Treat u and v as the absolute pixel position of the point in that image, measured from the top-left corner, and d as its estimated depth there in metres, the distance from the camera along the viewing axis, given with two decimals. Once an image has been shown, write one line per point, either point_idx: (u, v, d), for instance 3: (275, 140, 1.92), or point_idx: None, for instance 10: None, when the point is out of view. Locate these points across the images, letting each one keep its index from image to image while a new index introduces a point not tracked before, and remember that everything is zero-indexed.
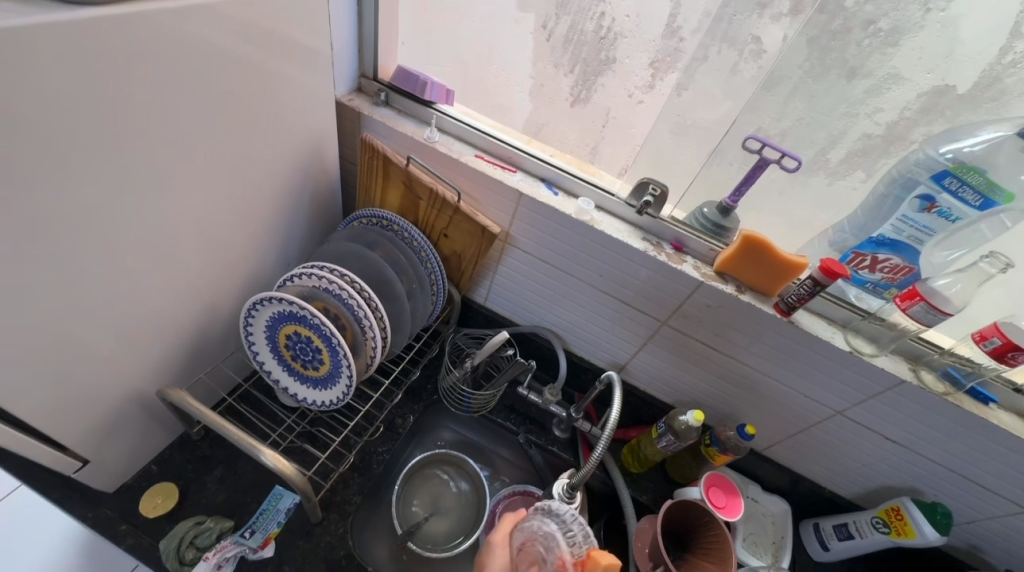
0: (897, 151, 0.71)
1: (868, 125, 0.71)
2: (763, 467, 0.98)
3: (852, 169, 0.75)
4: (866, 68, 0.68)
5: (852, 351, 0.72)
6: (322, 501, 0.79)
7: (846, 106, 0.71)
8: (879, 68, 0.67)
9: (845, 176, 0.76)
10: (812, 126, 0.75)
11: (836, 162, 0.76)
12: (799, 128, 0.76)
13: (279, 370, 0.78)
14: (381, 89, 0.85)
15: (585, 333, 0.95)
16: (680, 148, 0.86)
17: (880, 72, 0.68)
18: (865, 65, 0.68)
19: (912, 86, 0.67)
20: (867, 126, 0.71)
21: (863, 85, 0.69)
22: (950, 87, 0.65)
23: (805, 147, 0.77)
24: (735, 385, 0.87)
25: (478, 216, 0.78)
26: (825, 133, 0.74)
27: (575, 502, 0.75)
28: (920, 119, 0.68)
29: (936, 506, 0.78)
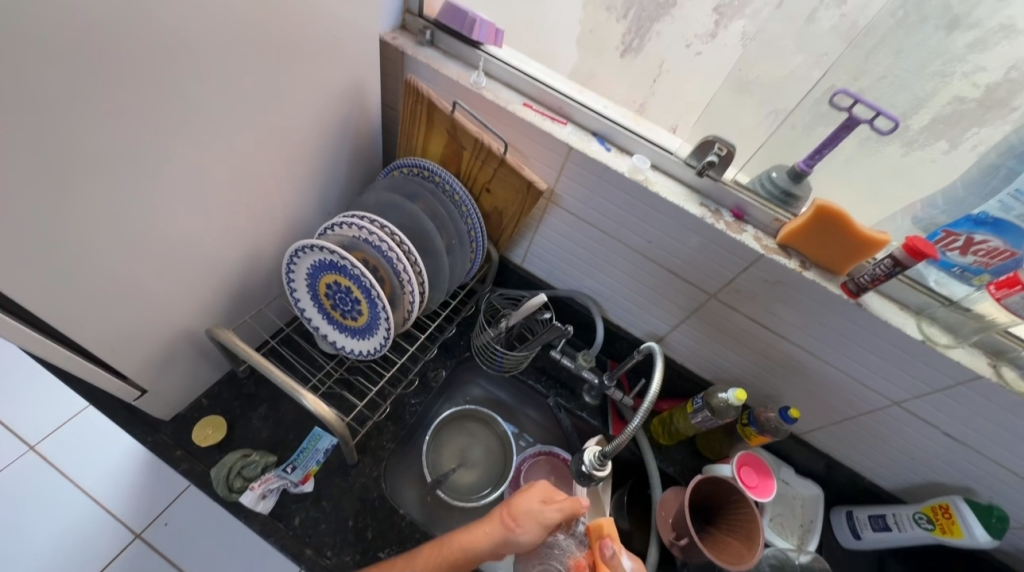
0: (992, 120, 0.64)
1: (964, 86, 0.65)
2: (798, 451, 0.95)
3: (934, 139, 0.68)
4: (971, 18, 0.63)
5: (925, 340, 0.65)
6: (358, 444, 0.82)
7: (942, 62, 0.65)
8: (989, 18, 0.62)
9: (925, 146, 0.69)
10: (895, 86, 0.68)
11: (916, 130, 0.69)
12: (881, 87, 0.68)
13: (319, 317, 0.79)
14: (427, 27, 0.78)
15: (624, 300, 0.92)
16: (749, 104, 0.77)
17: (990, 22, 0.62)
18: (972, 13, 0.62)
19: None
20: (960, 88, 0.65)
21: (967, 38, 0.63)
22: None
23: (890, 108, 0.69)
24: (782, 366, 0.83)
25: (524, 170, 0.73)
26: (909, 95, 0.67)
27: (605, 470, 0.73)
28: None
29: (992, 509, 0.74)
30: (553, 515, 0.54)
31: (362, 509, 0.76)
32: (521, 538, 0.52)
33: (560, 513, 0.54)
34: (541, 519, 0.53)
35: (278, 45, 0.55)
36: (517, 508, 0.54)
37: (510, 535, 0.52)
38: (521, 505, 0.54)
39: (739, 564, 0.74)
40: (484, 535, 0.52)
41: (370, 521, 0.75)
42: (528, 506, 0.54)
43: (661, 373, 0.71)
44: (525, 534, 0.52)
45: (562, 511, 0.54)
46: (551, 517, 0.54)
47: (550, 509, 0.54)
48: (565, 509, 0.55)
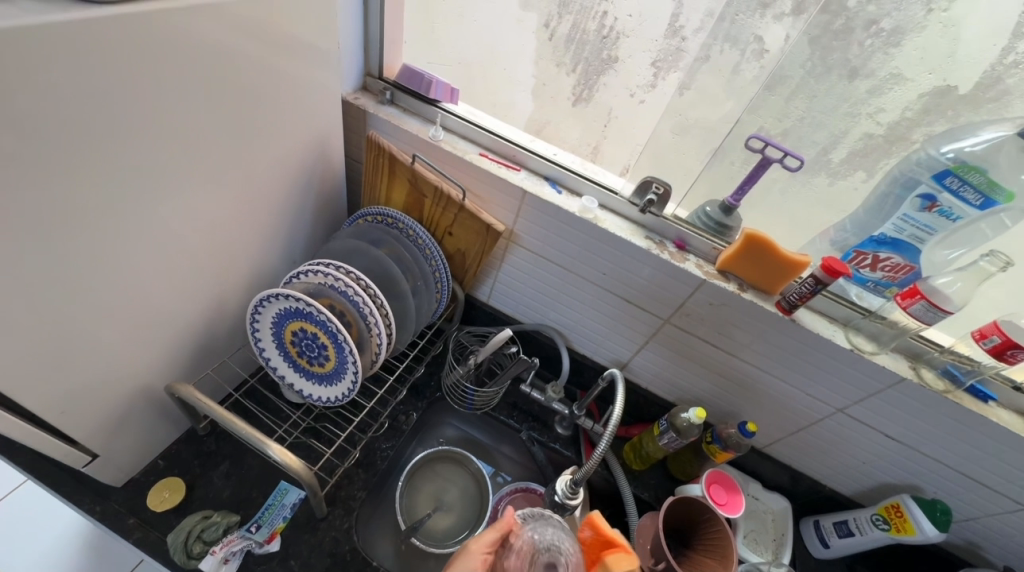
0: (898, 151, 0.71)
1: (870, 125, 0.72)
2: (763, 465, 0.99)
3: (852, 169, 0.76)
4: (868, 69, 0.69)
5: (853, 349, 0.72)
6: (327, 496, 0.79)
7: (848, 105, 0.72)
8: (881, 69, 0.68)
9: (847, 177, 0.77)
10: (812, 126, 0.75)
11: (837, 162, 0.76)
12: (800, 128, 0.76)
13: (285, 366, 0.79)
14: (387, 88, 0.85)
15: (587, 330, 0.96)
16: (684, 148, 0.86)
17: (882, 72, 0.68)
18: (867, 65, 0.68)
19: (913, 88, 0.67)
20: (868, 127, 0.72)
21: (866, 85, 0.70)
22: (952, 88, 0.65)
23: (806, 147, 0.77)
24: (736, 384, 0.88)
25: (482, 214, 0.78)
26: (825, 133, 0.75)
27: (578, 498, 0.74)
28: (922, 120, 0.68)
29: (935, 503, 0.79)
30: (482, 541, 0.65)
31: (333, 564, 0.73)
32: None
33: (486, 537, 0.65)
34: (467, 553, 0.64)
35: (238, 107, 0.59)
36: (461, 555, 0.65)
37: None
38: (463, 552, 0.65)
39: None
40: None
41: None
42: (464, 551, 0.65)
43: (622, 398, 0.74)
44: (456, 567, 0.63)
45: (491, 535, 0.65)
46: (479, 547, 0.64)
47: (474, 543, 0.65)
48: (490, 535, 0.65)
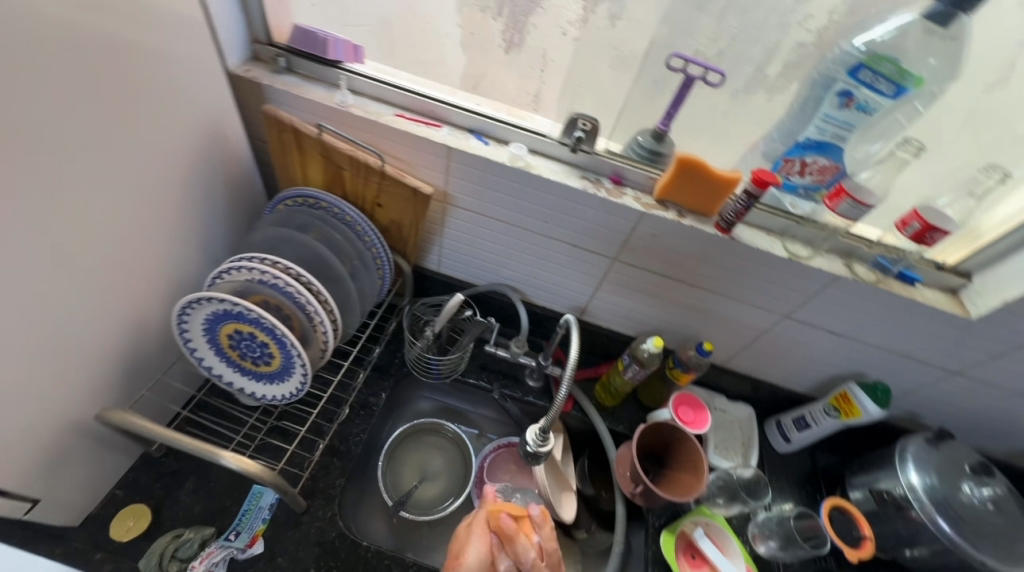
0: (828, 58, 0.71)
1: (801, 33, 0.71)
2: (725, 379, 1.04)
3: (787, 83, 0.75)
4: None
5: (790, 256, 0.74)
6: (305, 490, 0.78)
7: (778, 17, 0.72)
8: None
9: (783, 91, 0.76)
10: (746, 42, 0.75)
11: (774, 76, 0.76)
12: (736, 47, 0.75)
13: (230, 372, 0.74)
14: (280, 54, 0.76)
15: (541, 282, 0.95)
16: (620, 82, 0.82)
17: None
18: None
19: None
20: (800, 35, 0.72)
21: None
22: None
23: (743, 66, 0.76)
24: (689, 308, 0.90)
25: (406, 178, 0.73)
26: (760, 48, 0.74)
27: (548, 444, 0.75)
28: (848, 21, 0.68)
29: (877, 384, 0.85)
30: (478, 522, 0.69)
31: (323, 553, 0.74)
32: (469, 559, 0.65)
33: (481, 517, 0.69)
34: (470, 537, 0.67)
35: (100, 95, 0.51)
36: (464, 542, 0.68)
37: (460, 568, 0.64)
38: (464, 540, 0.68)
39: (694, 492, 0.82)
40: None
41: (334, 563, 0.73)
42: (466, 539, 0.68)
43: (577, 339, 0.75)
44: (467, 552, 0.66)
45: (484, 514, 0.70)
46: (478, 529, 0.68)
47: (472, 528, 0.69)
48: (484, 517, 0.69)
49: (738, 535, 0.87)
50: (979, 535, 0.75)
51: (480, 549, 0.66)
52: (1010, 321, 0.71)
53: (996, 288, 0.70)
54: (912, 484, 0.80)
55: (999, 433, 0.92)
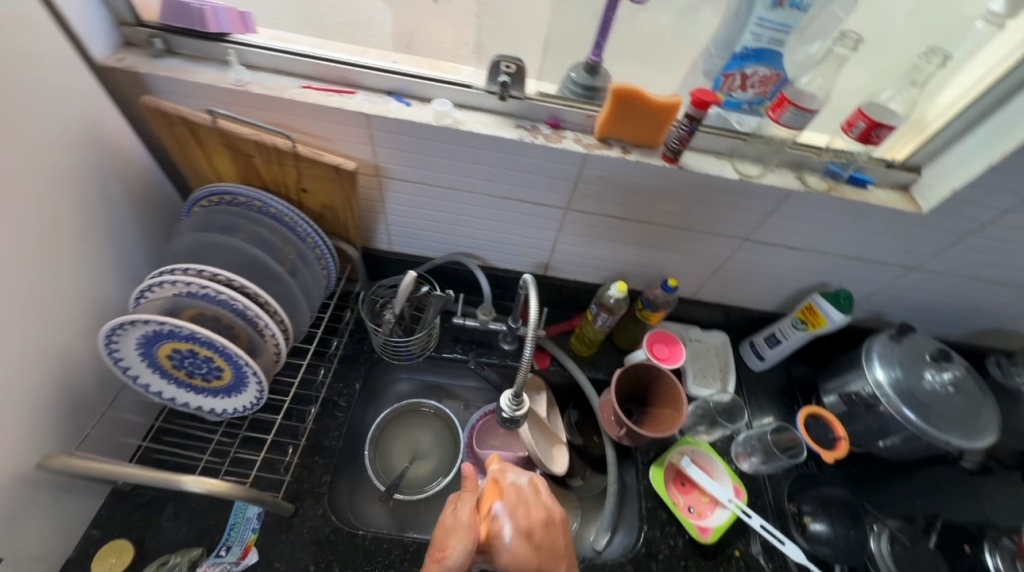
0: None
1: None
2: (697, 311, 1.04)
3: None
4: None
5: (742, 177, 0.72)
6: (291, 493, 0.77)
7: None
8: None
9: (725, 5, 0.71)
10: None
11: None
12: None
13: (182, 392, 0.71)
14: (153, 34, 0.67)
15: (498, 244, 0.92)
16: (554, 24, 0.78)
17: None
18: None
19: None
20: None
21: None
22: None
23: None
24: (650, 247, 0.88)
25: (323, 156, 0.67)
26: None
27: (524, 407, 0.74)
28: None
29: (839, 292, 0.86)
30: (467, 513, 0.59)
31: (320, 550, 0.73)
32: (454, 554, 0.56)
33: (470, 507, 0.60)
34: (457, 526, 0.58)
35: None
36: (449, 534, 0.58)
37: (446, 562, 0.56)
38: (447, 537, 0.58)
39: (677, 424, 0.83)
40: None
41: (333, 556, 0.73)
42: (451, 530, 0.59)
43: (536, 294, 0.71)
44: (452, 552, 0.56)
45: (471, 505, 0.60)
46: (466, 517, 0.59)
47: (461, 516, 0.59)
48: (470, 501, 0.61)
49: (723, 457, 0.90)
50: (942, 418, 0.79)
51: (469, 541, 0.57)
52: (960, 209, 0.71)
53: (942, 180, 0.70)
54: (879, 380, 0.82)
55: (955, 318, 0.95)
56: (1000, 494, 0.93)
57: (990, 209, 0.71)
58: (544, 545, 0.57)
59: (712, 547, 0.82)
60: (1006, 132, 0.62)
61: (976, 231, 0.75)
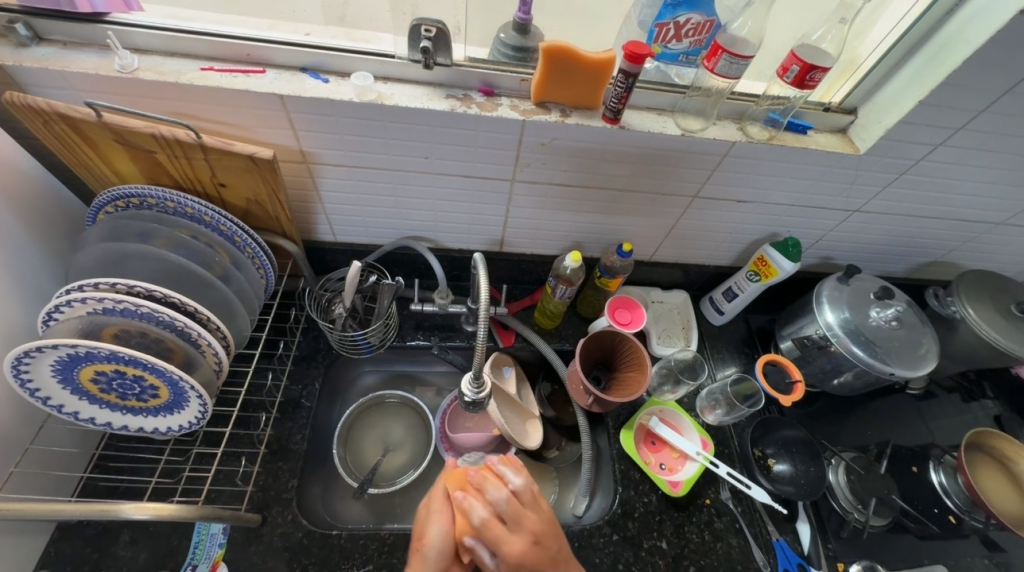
0: None
1: None
2: (656, 272, 1.04)
3: None
4: None
5: (684, 133, 0.70)
6: (257, 503, 0.74)
7: None
8: None
9: None
10: None
11: None
12: None
13: (118, 416, 0.66)
14: (14, 19, 0.58)
15: (448, 224, 0.88)
16: None
17: None
18: None
19: None
20: None
21: None
22: None
23: None
24: (602, 213, 0.87)
25: (235, 146, 0.61)
26: None
27: (487, 387, 0.72)
28: None
29: (788, 240, 0.88)
30: (438, 493, 0.62)
31: (293, 556, 0.71)
32: (432, 537, 0.58)
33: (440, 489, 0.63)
34: (426, 510, 0.61)
35: None
36: (426, 519, 0.60)
37: (424, 548, 0.58)
38: (425, 518, 0.61)
39: (641, 387, 0.84)
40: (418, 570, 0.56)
41: (308, 560, 0.71)
42: (427, 513, 0.61)
43: (484, 273, 0.68)
44: (430, 532, 0.58)
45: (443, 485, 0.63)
46: (439, 499, 0.61)
47: (432, 499, 0.61)
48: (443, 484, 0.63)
49: (689, 412, 0.93)
50: (888, 351, 0.82)
51: (444, 521, 0.59)
52: (895, 148, 0.72)
53: (877, 119, 0.71)
54: (829, 322, 0.85)
55: (896, 255, 0.99)
56: (942, 416, 1.00)
57: (923, 144, 0.72)
58: (524, 571, 0.54)
59: (684, 499, 0.85)
60: (932, 68, 0.64)
61: (911, 169, 0.76)
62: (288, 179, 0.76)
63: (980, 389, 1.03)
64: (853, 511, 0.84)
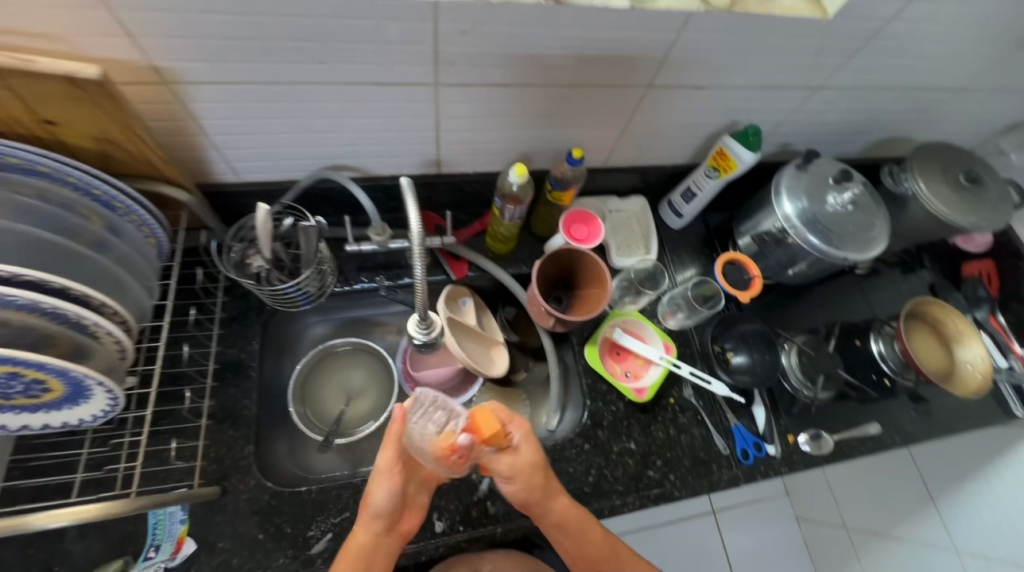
0: None
1: None
2: (612, 179, 0.97)
3: None
4: None
5: (634, 5, 0.58)
6: (214, 475, 0.70)
7: None
8: None
9: None
10: None
11: None
12: None
13: (9, 417, 0.57)
14: None
15: (370, 148, 0.75)
16: None
17: None
18: None
19: None
20: None
21: None
22: None
23: None
24: (548, 116, 0.76)
25: (43, 65, 0.46)
26: None
27: (437, 326, 0.67)
28: None
29: (748, 128, 0.81)
30: (387, 461, 0.62)
31: (264, 518, 0.69)
32: (380, 499, 0.60)
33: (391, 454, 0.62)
34: (377, 474, 0.60)
35: None
36: (370, 482, 0.62)
37: (373, 506, 0.60)
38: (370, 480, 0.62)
39: (603, 302, 0.81)
40: (365, 528, 0.62)
41: (280, 519, 0.70)
42: (374, 475, 0.62)
43: (416, 206, 0.58)
44: (377, 494, 0.60)
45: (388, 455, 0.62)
46: (388, 462, 0.62)
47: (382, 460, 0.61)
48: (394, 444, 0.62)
49: (651, 321, 0.93)
50: (843, 237, 0.82)
51: (392, 485, 0.61)
52: (866, 6, 0.63)
53: None
54: (787, 213, 0.82)
55: (853, 134, 0.95)
56: (882, 290, 1.05)
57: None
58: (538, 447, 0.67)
59: (649, 402, 0.87)
60: None
61: (879, 32, 0.68)
62: (149, 107, 0.60)
63: (920, 261, 1.07)
64: (803, 389, 0.89)
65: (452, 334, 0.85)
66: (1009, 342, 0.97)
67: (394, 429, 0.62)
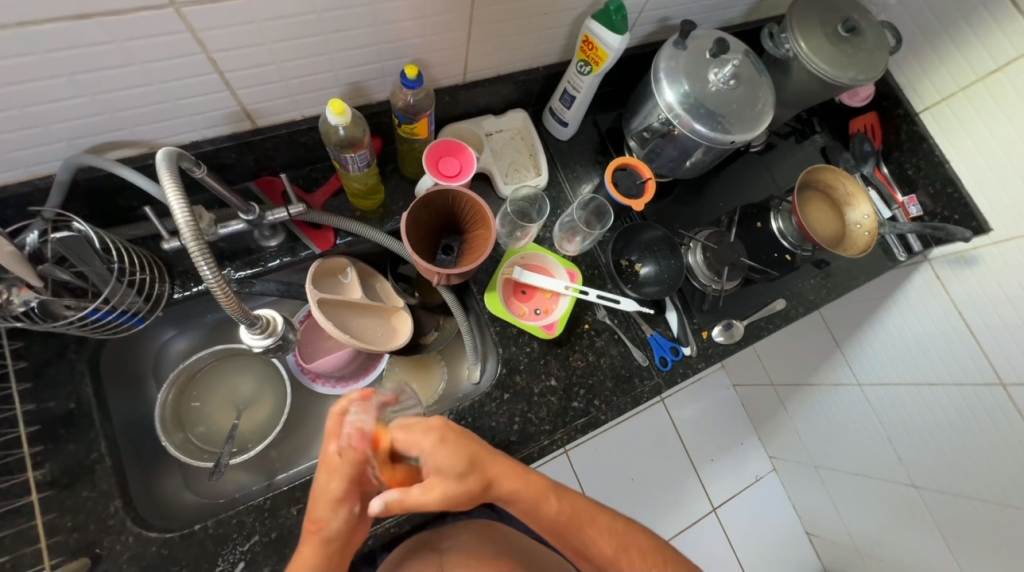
0: None
1: None
2: (480, 95, 0.83)
3: None
4: None
5: None
6: (78, 546, 0.60)
7: None
8: None
9: None
10: None
11: None
12: None
13: None
14: None
15: (138, 110, 0.57)
16: None
17: None
18: None
19: None
20: None
21: None
22: None
23: None
24: (364, 30, 0.59)
25: None
26: None
27: (270, 325, 0.59)
28: None
29: (609, 5, 0.69)
30: (336, 490, 0.53)
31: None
32: (330, 524, 0.53)
33: (339, 484, 0.53)
34: (328, 500, 0.52)
35: None
36: (318, 503, 0.53)
37: (323, 530, 0.53)
38: (317, 503, 0.53)
39: (491, 243, 0.71)
40: (311, 549, 0.53)
41: (178, 567, 0.62)
42: (322, 499, 0.53)
43: (181, 202, 0.45)
44: (327, 519, 0.53)
45: (340, 484, 0.53)
46: (338, 488, 0.53)
47: (332, 488, 0.53)
48: (349, 468, 0.53)
49: (551, 249, 0.86)
50: (728, 117, 0.75)
51: (346, 510, 0.53)
52: None
53: None
54: (669, 102, 0.74)
55: None
56: (779, 164, 1.03)
57: None
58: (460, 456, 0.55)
59: (563, 335, 0.83)
60: None
61: None
62: None
63: (810, 126, 1.05)
64: (710, 284, 0.89)
65: (331, 316, 0.75)
66: (892, 193, 1.01)
67: (349, 459, 0.53)
